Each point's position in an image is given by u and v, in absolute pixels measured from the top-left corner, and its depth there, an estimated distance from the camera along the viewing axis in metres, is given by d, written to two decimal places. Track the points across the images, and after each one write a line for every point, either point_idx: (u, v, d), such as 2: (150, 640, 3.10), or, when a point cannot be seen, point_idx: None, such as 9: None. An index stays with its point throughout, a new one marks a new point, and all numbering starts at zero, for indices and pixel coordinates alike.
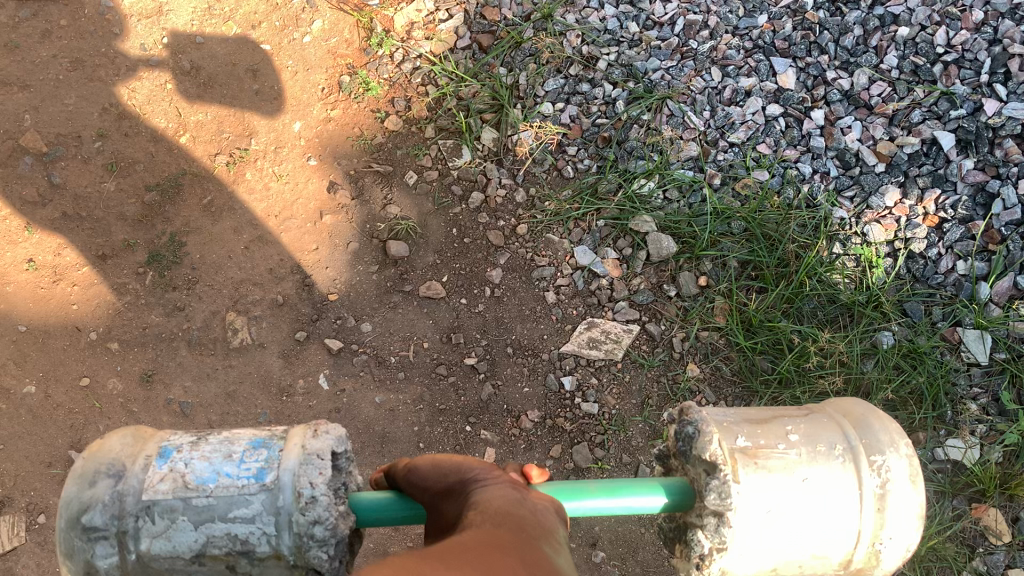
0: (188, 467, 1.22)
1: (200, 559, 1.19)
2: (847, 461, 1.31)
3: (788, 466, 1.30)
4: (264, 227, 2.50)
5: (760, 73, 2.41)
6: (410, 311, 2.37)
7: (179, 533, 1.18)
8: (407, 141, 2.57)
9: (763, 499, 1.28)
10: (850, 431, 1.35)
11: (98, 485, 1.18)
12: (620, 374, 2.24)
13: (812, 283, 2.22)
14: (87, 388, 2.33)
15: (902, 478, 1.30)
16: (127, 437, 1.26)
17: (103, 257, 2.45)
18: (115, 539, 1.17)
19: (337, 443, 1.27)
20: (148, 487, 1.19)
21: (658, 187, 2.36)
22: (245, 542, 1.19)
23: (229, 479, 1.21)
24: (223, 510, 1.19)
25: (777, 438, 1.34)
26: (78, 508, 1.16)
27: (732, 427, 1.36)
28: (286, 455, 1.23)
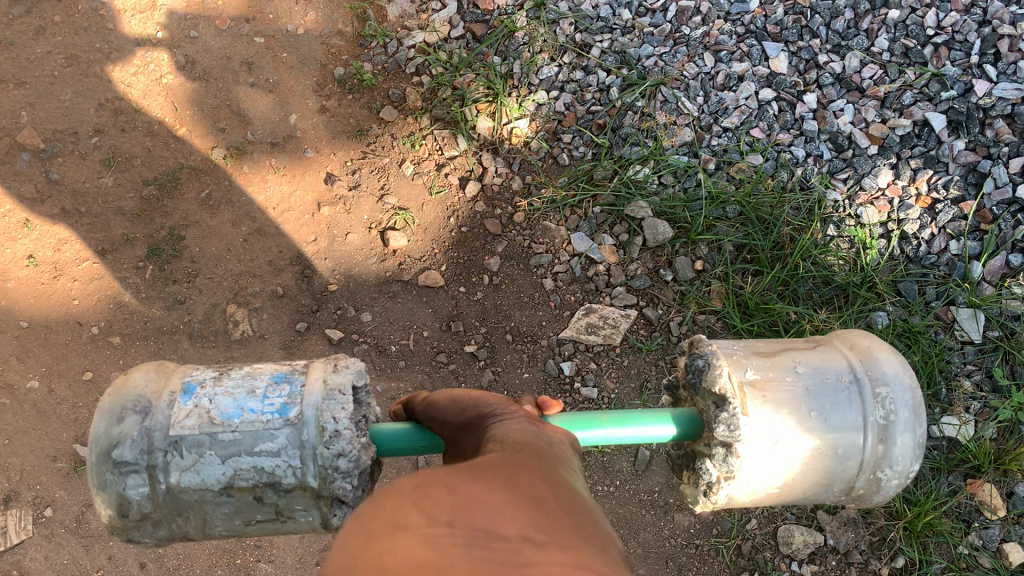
0: (212, 403, 1.28)
1: (228, 490, 1.26)
2: (854, 392, 1.37)
3: (796, 398, 1.36)
4: (263, 219, 2.51)
5: (752, 58, 2.42)
6: (409, 299, 2.39)
7: (206, 467, 1.24)
8: (403, 132, 2.58)
9: (773, 428, 1.34)
10: (856, 364, 1.41)
11: (126, 419, 1.25)
12: (619, 358, 2.27)
13: (806, 265, 2.24)
14: (90, 382, 2.35)
15: (904, 408, 1.37)
16: (151, 374, 1.32)
17: (103, 251, 2.47)
18: (145, 472, 1.24)
19: (356, 378, 1.33)
20: (174, 423, 1.26)
21: (654, 173, 2.37)
22: (272, 474, 1.25)
23: (254, 414, 1.27)
24: (246, 443, 1.25)
25: (785, 370, 1.39)
26: (109, 443, 1.23)
27: (741, 359, 1.41)
28: (308, 390, 1.29)
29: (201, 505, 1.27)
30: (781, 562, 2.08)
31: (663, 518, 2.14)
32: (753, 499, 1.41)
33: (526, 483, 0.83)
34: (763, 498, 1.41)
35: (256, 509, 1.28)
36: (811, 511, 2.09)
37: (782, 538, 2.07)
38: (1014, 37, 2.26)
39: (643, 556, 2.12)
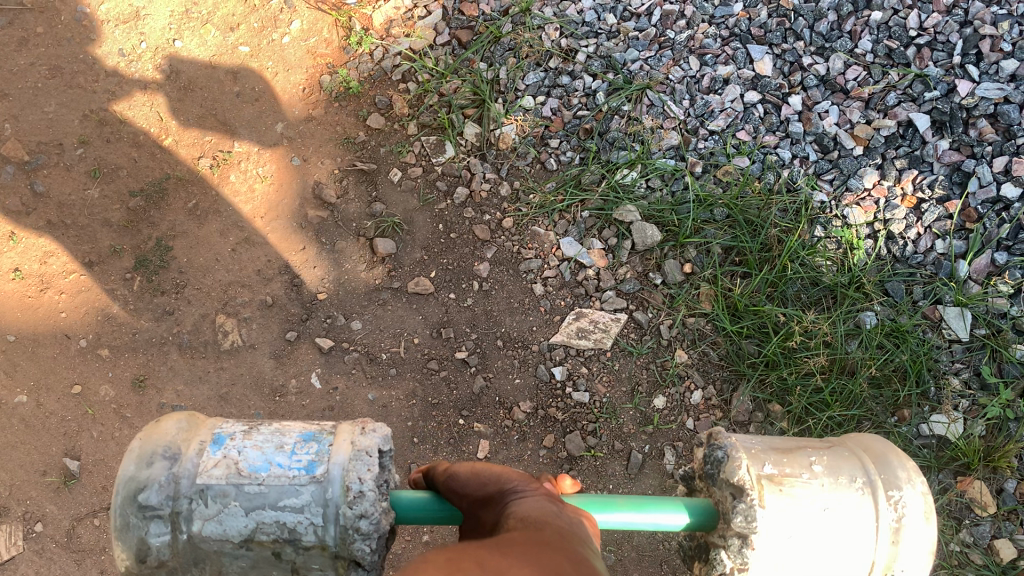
0: (241, 455, 1.31)
1: (248, 544, 1.26)
2: (867, 493, 1.39)
3: (811, 495, 1.38)
4: (251, 228, 2.50)
5: (737, 61, 2.44)
6: (400, 307, 2.39)
7: (229, 518, 1.25)
8: (390, 139, 2.58)
9: (785, 524, 1.35)
10: (870, 466, 1.42)
11: (155, 466, 1.26)
12: (610, 362, 2.27)
13: (795, 266, 2.25)
14: (79, 395, 2.34)
15: (917, 513, 1.36)
16: (183, 422, 1.34)
17: (90, 263, 2.46)
18: (169, 518, 1.25)
19: (383, 441, 1.35)
20: (202, 471, 1.28)
21: (641, 176, 2.38)
22: (293, 530, 1.25)
23: (281, 469, 1.29)
24: (271, 497, 1.26)
25: (801, 468, 1.42)
26: (136, 486, 1.25)
27: (760, 454, 1.45)
28: (333, 452, 1.31)
29: (219, 557, 1.27)
30: None
31: None
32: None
33: (551, 561, 0.89)
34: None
35: (273, 566, 1.28)
36: None
37: None
38: (995, 37, 2.28)
39: (636, 560, 2.12)
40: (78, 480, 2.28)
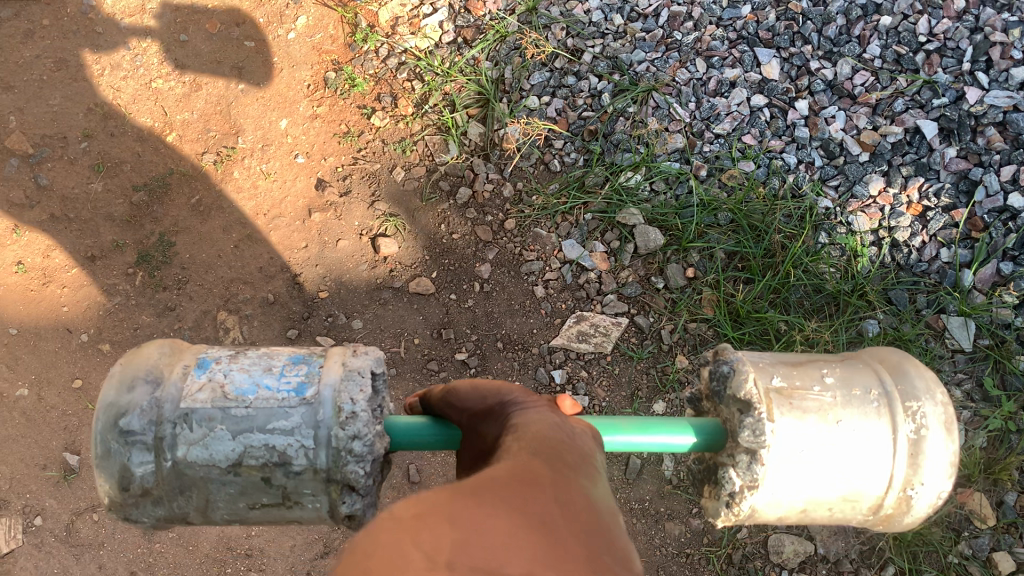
0: (227, 378, 1.27)
1: (234, 465, 1.22)
2: (882, 406, 1.31)
3: (821, 408, 1.31)
4: (253, 225, 2.52)
5: (744, 64, 2.43)
6: (401, 307, 2.40)
7: (217, 442, 1.22)
8: (394, 137, 2.57)
9: (795, 438, 1.28)
10: (886, 378, 1.34)
11: (138, 389, 1.23)
12: (610, 366, 2.25)
13: (798, 273, 2.22)
14: (80, 389, 2.37)
15: (937, 425, 1.28)
16: (165, 348, 1.30)
17: (93, 257, 2.48)
18: (152, 444, 1.21)
19: (375, 364, 1.31)
20: (187, 395, 1.24)
21: (645, 179, 2.36)
22: (283, 454, 1.22)
23: (268, 392, 1.25)
24: (257, 418, 1.23)
25: (811, 381, 1.35)
26: (117, 411, 1.21)
27: (769, 368, 1.38)
28: (320, 374, 1.27)
29: (205, 481, 1.23)
30: (770, 570, 2.00)
31: (652, 527, 2.06)
32: (777, 514, 1.35)
33: (538, 504, 0.79)
34: (787, 511, 1.34)
35: (263, 492, 1.25)
36: None
37: (772, 547, 2.00)
38: (1006, 44, 2.25)
39: None
40: (77, 474, 2.28)
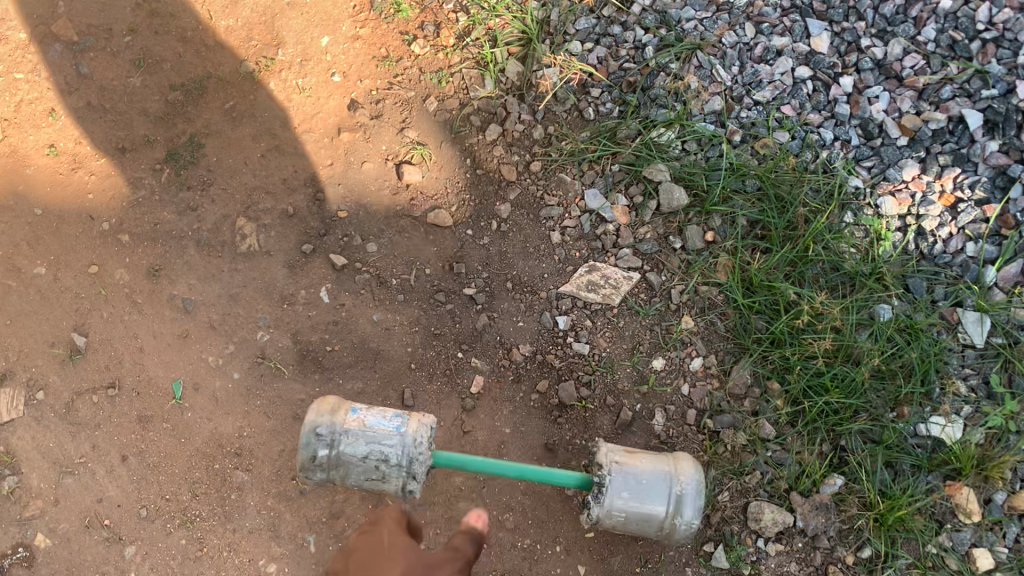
0: (364, 417, 1.87)
1: (366, 464, 1.83)
2: (674, 472, 1.81)
3: (641, 463, 1.82)
4: (281, 137, 2.53)
5: (794, 34, 2.36)
6: (416, 236, 2.41)
7: (355, 453, 1.83)
8: (431, 66, 2.55)
9: (624, 477, 1.80)
10: (676, 461, 1.85)
11: (318, 410, 1.85)
12: (615, 319, 2.24)
13: (817, 248, 2.18)
14: (95, 275, 2.40)
15: (694, 500, 1.78)
16: (335, 399, 1.91)
17: (123, 150, 2.53)
18: (327, 443, 1.82)
19: (431, 429, 1.88)
20: (343, 424, 1.85)
21: (677, 137, 2.32)
22: (385, 456, 1.82)
23: (386, 424, 1.85)
24: (383, 441, 1.83)
25: (640, 457, 1.86)
26: (312, 424, 1.84)
27: (616, 452, 1.86)
28: (414, 421, 1.87)
29: (345, 469, 1.84)
30: (747, 536, 2.01)
31: None
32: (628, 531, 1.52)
33: None
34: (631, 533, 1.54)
35: (380, 483, 1.86)
36: (784, 490, 2.03)
37: (751, 514, 2.00)
38: None
39: None
40: (83, 356, 2.32)
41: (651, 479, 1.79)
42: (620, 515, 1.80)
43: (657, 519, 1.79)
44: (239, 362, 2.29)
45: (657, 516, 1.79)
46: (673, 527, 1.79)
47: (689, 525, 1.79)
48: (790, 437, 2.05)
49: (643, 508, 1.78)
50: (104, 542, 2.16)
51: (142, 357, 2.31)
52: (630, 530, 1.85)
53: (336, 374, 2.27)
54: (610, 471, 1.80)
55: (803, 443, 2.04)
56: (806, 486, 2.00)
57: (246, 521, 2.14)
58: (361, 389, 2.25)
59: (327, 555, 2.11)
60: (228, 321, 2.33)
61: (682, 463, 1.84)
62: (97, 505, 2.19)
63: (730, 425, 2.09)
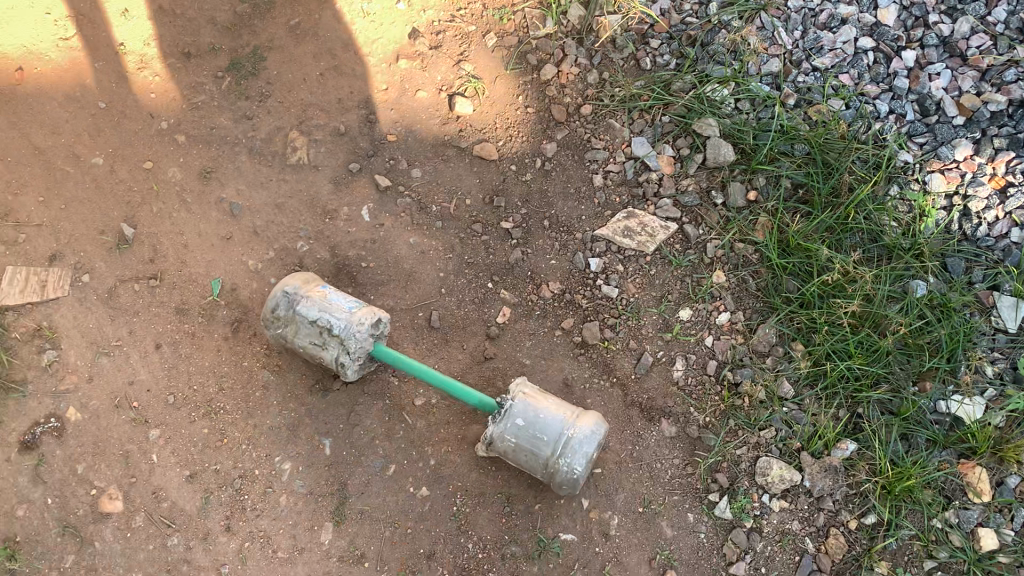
0: (328, 292, 2.05)
1: (314, 328, 1.99)
2: (566, 415, 1.88)
3: (528, 397, 1.91)
4: (341, 58, 2.58)
5: (861, 4, 2.35)
6: (461, 167, 2.45)
7: (305, 315, 2.00)
8: (496, 4, 2.60)
9: (523, 408, 1.89)
10: (573, 409, 1.91)
11: (293, 277, 2.07)
12: (647, 267, 2.25)
13: (858, 217, 2.18)
14: (149, 171, 2.44)
15: (582, 453, 1.83)
16: (313, 276, 2.13)
17: (188, 55, 2.59)
18: (286, 302, 2.03)
19: (381, 322, 2.01)
20: (307, 291, 2.04)
21: (731, 95, 2.32)
22: (324, 323, 1.97)
23: (341, 301, 2.01)
24: (333, 313, 1.97)
25: (547, 398, 1.94)
26: (283, 286, 2.05)
27: (529, 391, 1.95)
28: (366, 307, 2.01)
29: (296, 326, 2.01)
30: (753, 491, 2.02)
31: (647, 426, 2.10)
32: None
33: None
34: None
35: (320, 350, 2.01)
36: (795, 449, 2.04)
37: (759, 468, 2.02)
38: None
39: (620, 463, 2.07)
40: (130, 246, 2.34)
41: (548, 416, 1.87)
42: (511, 440, 1.88)
43: (542, 454, 1.86)
44: (277, 268, 2.34)
45: (541, 452, 1.85)
46: (555, 467, 1.85)
47: (571, 469, 1.83)
48: (808, 399, 2.08)
49: (530, 439, 1.86)
50: (131, 423, 2.15)
51: (185, 254, 2.35)
52: (519, 464, 1.92)
53: (367, 289, 2.31)
54: (515, 398, 1.91)
55: (820, 406, 2.07)
56: (817, 447, 2.02)
57: (267, 419, 2.17)
58: (390, 307, 2.28)
59: (341, 459, 2.12)
60: (271, 228, 2.38)
61: (586, 416, 1.89)
62: (128, 387, 2.19)
63: (749, 379, 2.11)
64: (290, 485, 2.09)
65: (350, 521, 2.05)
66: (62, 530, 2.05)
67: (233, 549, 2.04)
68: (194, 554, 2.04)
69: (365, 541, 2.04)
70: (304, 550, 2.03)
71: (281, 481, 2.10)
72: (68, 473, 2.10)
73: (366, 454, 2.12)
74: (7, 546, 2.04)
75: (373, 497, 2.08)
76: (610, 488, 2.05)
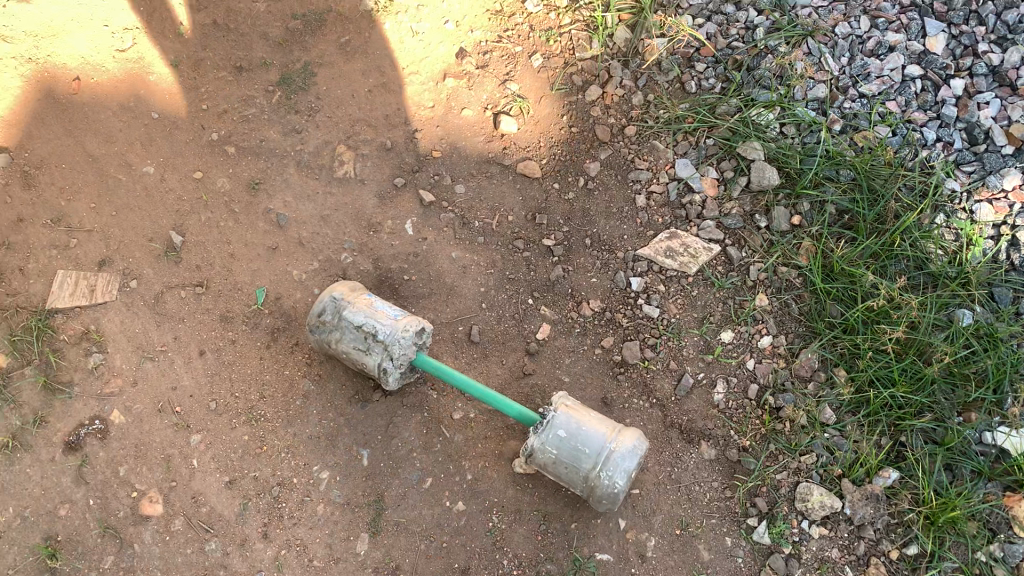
0: (374, 302, 2.11)
1: (359, 333, 2.03)
2: (607, 429, 1.90)
3: (570, 411, 1.94)
4: (390, 76, 2.64)
5: (909, 31, 2.34)
6: (504, 184, 2.48)
7: (350, 321, 2.05)
8: (542, 25, 2.64)
9: (565, 421, 1.91)
10: (613, 424, 1.94)
11: (341, 287, 2.13)
12: (689, 288, 2.26)
13: (903, 244, 2.17)
14: (199, 181, 2.47)
15: (624, 467, 1.85)
16: (360, 289, 2.19)
17: (240, 68, 2.64)
18: (333, 308, 2.09)
19: (424, 332, 2.06)
20: (354, 299, 2.10)
21: (777, 119, 2.33)
22: (369, 328, 2.02)
23: (386, 310, 2.07)
24: (378, 318, 2.03)
25: (588, 413, 1.96)
26: (331, 294, 2.12)
27: (570, 405, 1.97)
28: (410, 316, 2.06)
29: (341, 332, 2.06)
30: (792, 517, 2.00)
31: (686, 447, 2.10)
32: None
33: None
34: None
35: (363, 355, 2.04)
36: (836, 476, 2.02)
37: (799, 493, 2.00)
38: None
39: (657, 483, 2.07)
40: (179, 254, 2.36)
41: (589, 430, 1.89)
42: (553, 452, 1.90)
43: (583, 467, 1.87)
44: (321, 279, 2.37)
45: (583, 466, 1.87)
46: (596, 481, 1.87)
47: (612, 483, 1.85)
48: (849, 426, 2.06)
49: (572, 452, 1.88)
50: (174, 428, 2.16)
51: (232, 262, 2.37)
52: (559, 477, 1.94)
53: (409, 302, 2.33)
54: (557, 411, 1.93)
55: (862, 433, 2.04)
56: (859, 474, 1.99)
57: (308, 428, 2.18)
58: (432, 320, 2.30)
59: (379, 470, 2.12)
60: (317, 239, 2.41)
61: (626, 431, 1.91)
62: (171, 392, 2.20)
63: (791, 403, 2.10)
64: (328, 494, 2.10)
65: (386, 532, 2.06)
66: (102, 531, 2.05)
67: (270, 557, 2.04)
68: (231, 560, 2.04)
69: (401, 553, 2.04)
70: (340, 559, 2.03)
71: (318, 490, 2.10)
72: (110, 475, 2.10)
73: (404, 466, 2.13)
74: (49, 545, 2.03)
75: (410, 509, 2.08)
76: (647, 508, 2.04)
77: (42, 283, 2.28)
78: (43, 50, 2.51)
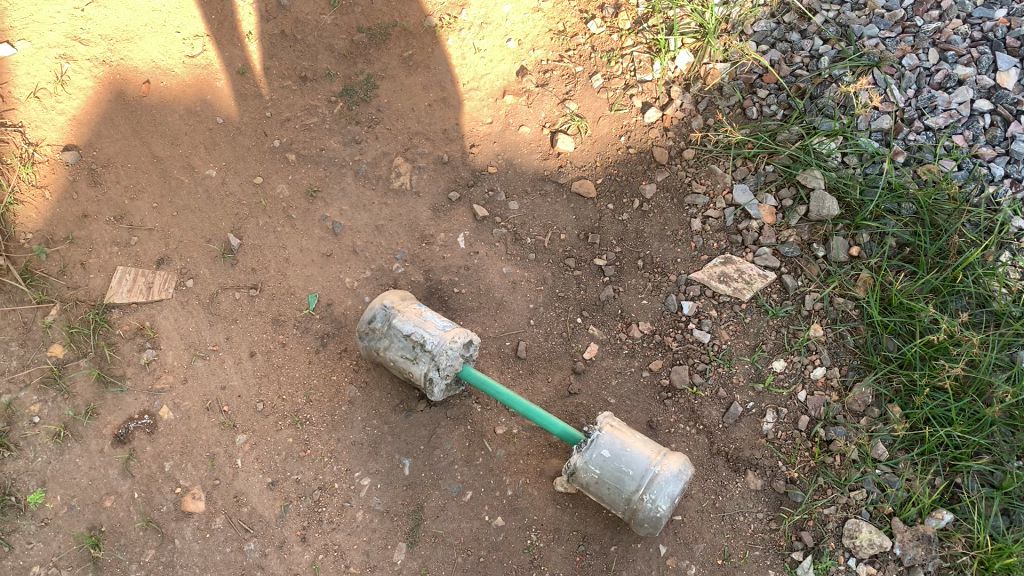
0: (423, 311, 2.12)
1: (407, 342, 2.04)
2: (652, 451, 1.88)
3: (614, 431, 1.91)
4: (450, 92, 2.69)
5: (980, 65, 2.29)
6: (557, 203, 2.50)
7: (399, 330, 2.06)
8: (604, 46, 2.65)
9: (609, 441, 1.88)
10: (658, 446, 1.91)
11: (393, 295, 2.15)
12: (742, 314, 2.22)
13: (965, 280, 2.10)
14: (259, 186, 2.51)
15: (667, 491, 1.82)
16: (410, 298, 2.20)
17: (304, 78, 2.69)
18: (382, 317, 2.10)
19: (470, 345, 2.06)
20: (403, 309, 2.11)
21: (839, 149, 2.30)
22: (416, 337, 2.02)
23: (435, 320, 2.07)
24: (426, 329, 2.03)
25: (633, 433, 1.94)
26: (381, 302, 2.13)
27: (614, 424, 1.95)
28: (458, 328, 2.06)
29: (389, 340, 2.07)
30: (840, 554, 1.95)
31: (732, 476, 2.06)
32: None
33: None
34: None
35: (411, 364, 2.05)
36: (887, 514, 1.96)
37: (847, 530, 1.95)
38: None
39: (701, 511, 2.03)
40: (234, 256, 2.40)
41: (634, 451, 1.86)
42: (595, 472, 1.87)
43: (626, 489, 1.84)
44: (373, 287, 2.38)
45: (625, 487, 1.84)
46: (638, 504, 1.83)
47: (654, 507, 1.82)
48: (902, 463, 2.00)
49: (615, 472, 1.85)
50: (220, 427, 2.18)
51: (286, 267, 2.40)
52: (600, 497, 1.91)
53: (457, 314, 2.33)
54: (602, 430, 1.91)
55: (915, 472, 1.99)
56: (911, 513, 1.94)
57: (351, 434, 2.18)
58: (479, 333, 2.31)
59: (419, 481, 2.11)
60: (370, 248, 2.44)
61: (671, 455, 1.89)
62: (220, 391, 2.22)
63: (842, 437, 2.05)
64: (368, 501, 2.09)
65: (424, 544, 2.04)
66: (144, 525, 2.08)
67: (307, 561, 2.04)
68: (268, 562, 2.04)
69: (437, 565, 2.02)
70: (376, 568, 2.02)
71: (359, 496, 2.10)
72: (155, 469, 2.13)
73: (445, 478, 2.12)
74: (93, 534, 2.06)
75: (448, 522, 2.06)
76: (689, 536, 2.00)
77: (101, 278, 2.33)
78: (117, 53, 2.56)
